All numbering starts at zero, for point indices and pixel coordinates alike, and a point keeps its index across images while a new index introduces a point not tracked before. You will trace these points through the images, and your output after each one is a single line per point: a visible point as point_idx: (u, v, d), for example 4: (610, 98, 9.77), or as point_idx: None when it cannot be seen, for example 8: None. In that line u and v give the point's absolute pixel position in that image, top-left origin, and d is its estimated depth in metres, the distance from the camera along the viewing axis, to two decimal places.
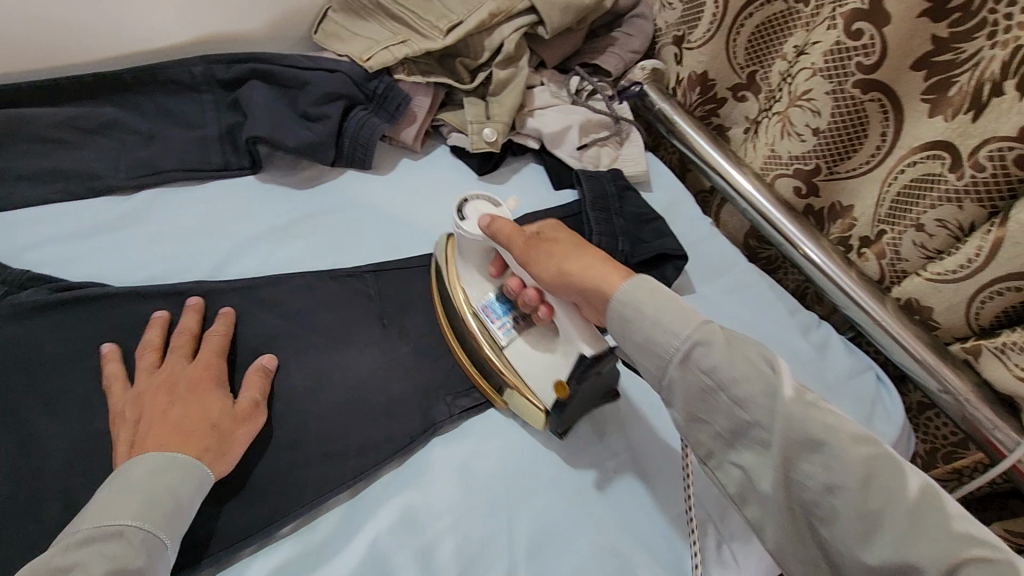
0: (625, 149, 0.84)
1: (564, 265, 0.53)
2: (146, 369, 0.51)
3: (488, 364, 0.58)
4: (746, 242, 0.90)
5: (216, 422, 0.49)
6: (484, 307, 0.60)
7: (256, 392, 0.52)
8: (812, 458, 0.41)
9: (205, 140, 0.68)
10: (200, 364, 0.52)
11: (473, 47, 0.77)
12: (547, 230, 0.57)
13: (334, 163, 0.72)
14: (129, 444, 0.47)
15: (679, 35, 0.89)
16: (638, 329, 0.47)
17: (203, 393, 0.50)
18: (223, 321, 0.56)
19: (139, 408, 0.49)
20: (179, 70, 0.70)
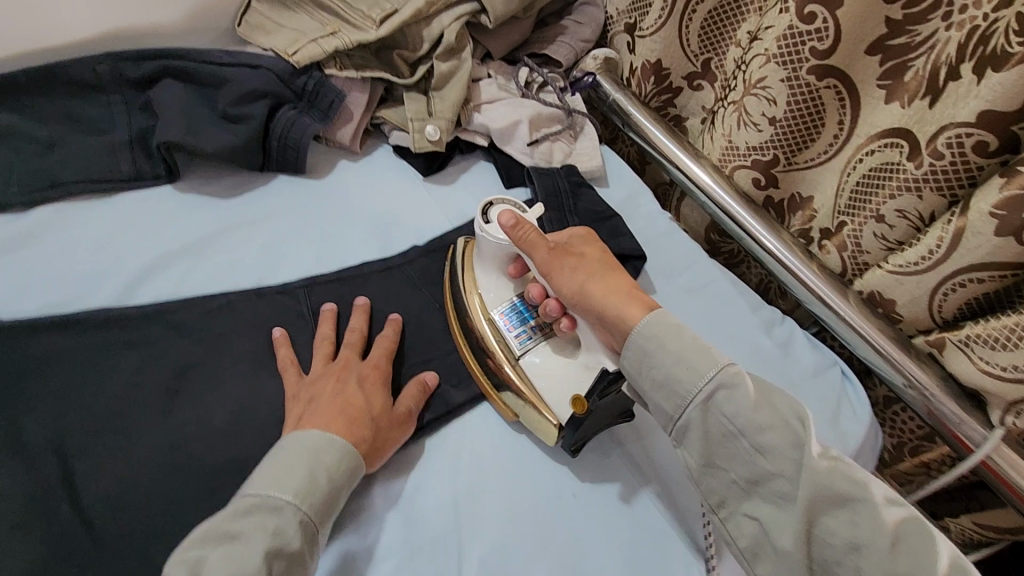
0: (580, 143, 0.80)
1: (587, 285, 0.54)
2: (320, 360, 0.53)
3: (500, 375, 0.56)
4: (707, 236, 0.88)
5: (367, 421, 0.50)
6: (501, 313, 0.58)
7: (412, 400, 0.54)
8: (831, 509, 0.42)
9: (114, 147, 0.61)
10: (372, 364, 0.54)
11: (411, 38, 0.71)
12: (573, 246, 0.58)
13: (263, 169, 0.67)
14: (299, 420, 0.48)
15: (631, 23, 0.85)
16: (657, 367, 0.48)
17: (368, 390, 0.52)
18: (392, 327, 0.58)
19: (311, 394, 0.50)
20: (82, 70, 0.63)
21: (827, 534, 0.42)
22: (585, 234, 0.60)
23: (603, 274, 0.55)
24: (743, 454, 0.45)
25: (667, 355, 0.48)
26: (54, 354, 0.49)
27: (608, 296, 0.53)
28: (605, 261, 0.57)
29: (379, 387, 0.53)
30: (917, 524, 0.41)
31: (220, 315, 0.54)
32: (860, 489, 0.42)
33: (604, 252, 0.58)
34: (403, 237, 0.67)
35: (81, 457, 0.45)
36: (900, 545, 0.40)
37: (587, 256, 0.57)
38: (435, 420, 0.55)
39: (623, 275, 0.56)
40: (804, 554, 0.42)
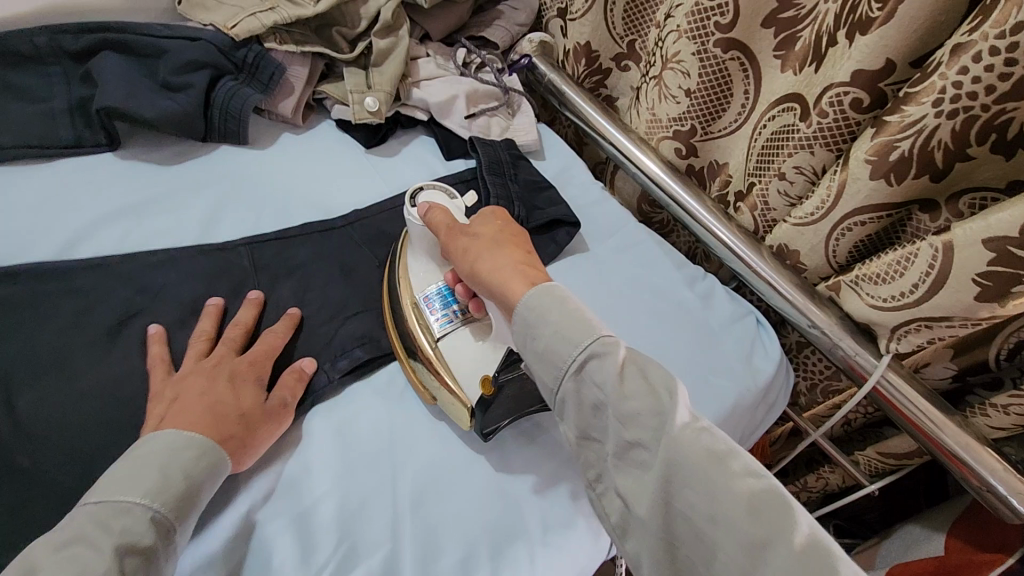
0: (517, 119, 0.85)
1: (475, 266, 0.55)
2: (192, 356, 0.51)
3: (410, 334, 0.57)
4: (639, 208, 0.94)
5: (241, 412, 0.48)
6: (425, 297, 0.58)
7: (292, 393, 0.52)
8: (691, 487, 0.42)
9: (53, 114, 0.63)
10: (247, 361, 0.52)
11: (349, 16, 0.75)
12: (475, 223, 0.59)
13: (204, 139, 0.69)
14: (157, 418, 0.46)
15: (563, 8, 0.91)
16: (539, 332, 0.50)
17: (239, 389, 0.49)
18: (284, 323, 0.56)
19: (179, 391, 0.48)
20: (18, 41, 0.64)
21: (683, 508, 0.43)
22: (493, 217, 0.60)
23: (495, 256, 0.55)
24: (614, 419, 0.46)
25: (550, 326, 0.49)
26: None
27: (494, 279, 0.54)
28: (507, 245, 0.57)
29: (255, 382, 0.51)
30: (767, 495, 0.41)
31: (162, 268, 0.56)
32: (712, 454, 0.43)
33: (505, 231, 0.59)
34: (344, 203, 0.70)
35: (19, 394, 0.46)
36: (754, 516, 0.40)
37: (485, 240, 0.57)
38: (373, 361, 0.58)
39: (518, 258, 0.55)
40: (658, 514, 0.43)
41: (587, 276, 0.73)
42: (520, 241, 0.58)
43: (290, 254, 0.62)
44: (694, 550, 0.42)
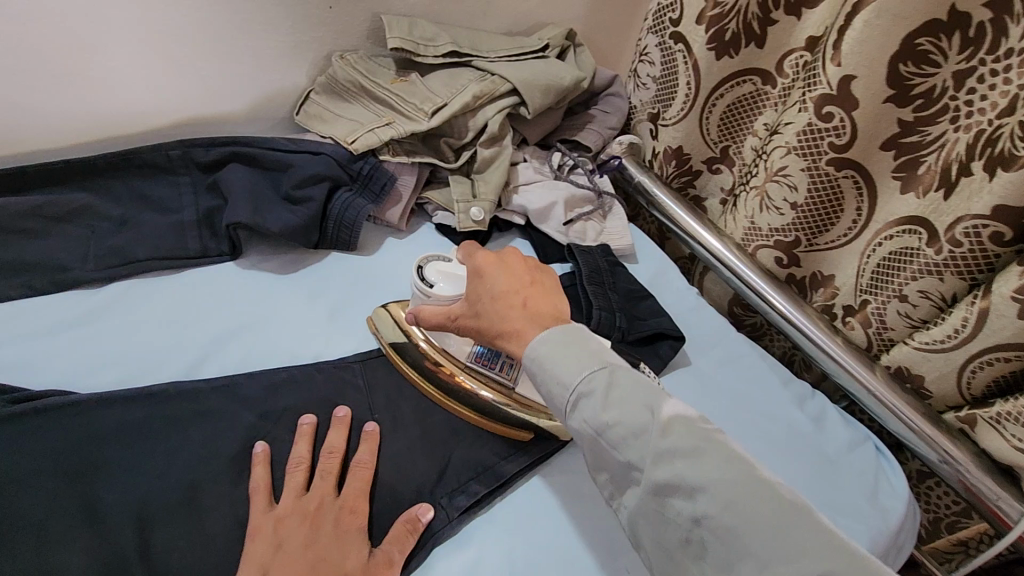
0: (610, 223, 0.85)
1: (493, 332, 0.54)
2: (293, 490, 0.49)
3: (431, 367, 0.60)
4: (730, 309, 0.91)
5: (348, 573, 0.45)
6: (474, 357, 0.60)
7: (398, 548, 0.48)
8: (678, 492, 0.41)
9: (183, 226, 0.65)
10: (349, 503, 0.49)
11: (457, 127, 0.77)
12: (488, 267, 0.57)
13: (317, 247, 0.70)
14: (261, 573, 0.44)
15: (655, 112, 0.92)
16: (540, 376, 0.49)
17: (345, 539, 0.47)
18: (368, 446, 0.53)
19: (281, 536, 0.46)
20: (155, 155, 0.68)
21: (675, 511, 0.41)
22: (481, 275, 0.56)
23: (491, 324, 0.54)
24: (608, 441, 0.45)
25: (545, 371, 0.49)
26: (126, 427, 0.50)
27: (501, 344, 0.53)
28: (493, 312, 0.54)
29: (358, 532, 0.48)
30: (753, 480, 0.41)
31: (285, 387, 0.56)
32: (700, 455, 0.42)
33: (510, 273, 0.56)
34: None
35: (156, 531, 0.46)
36: (777, 520, 0.39)
37: (477, 309, 0.55)
38: (491, 496, 0.55)
39: (506, 325, 0.53)
40: (680, 524, 0.41)
41: (693, 394, 0.70)
42: (511, 291, 0.54)
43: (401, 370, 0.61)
44: (688, 552, 0.41)
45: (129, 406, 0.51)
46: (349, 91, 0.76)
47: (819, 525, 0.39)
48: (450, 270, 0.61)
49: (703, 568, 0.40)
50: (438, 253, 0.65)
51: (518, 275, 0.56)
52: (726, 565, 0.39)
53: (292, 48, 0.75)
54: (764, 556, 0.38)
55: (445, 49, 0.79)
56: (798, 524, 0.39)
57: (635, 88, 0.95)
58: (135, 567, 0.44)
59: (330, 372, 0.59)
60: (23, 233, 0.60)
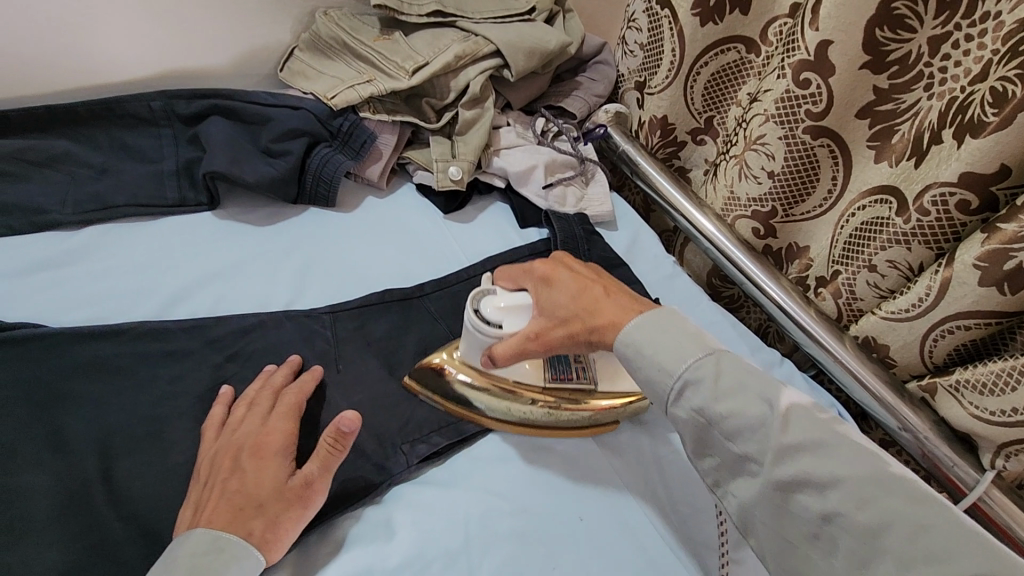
0: (591, 189, 0.85)
1: (594, 333, 0.50)
2: (226, 426, 0.50)
3: (454, 386, 0.58)
4: (709, 280, 0.91)
5: (263, 502, 0.45)
6: (553, 377, 0.58)
7: (318, 464, 0.47)
8: (806, 487, 0.40)
9: (162, 175, 0.67)
10: (269, 430, 0.49)
11: (439, 88, 0.77)
12: (553, 269, 0.55)
13: (295, 201, 0.71)
14: (195, 508, 0.45)
15: (641, 81, 0.92)
16: (637, 365, 0.47)
17: (268, 465, 0.47)
18: (303, 379, 0.54)
19: (208, 470, 0.47)
20: (137, 105, 0.69)
21: (803, 507, 0.41)
22: (548, 281, 0.54)
23: (585, 324, 0.51)
24: (718, 432, 0.44)
25: (645, 355, 0.47)
26: (95, 362, 0.51)
27: (603, 338, 0.50)
28: (585, 309, 0.51)
29: (278, 455, 0.47)
30: (885, 478, 0.39)
31: (254, 333, 0.58)
32: (825, 450, 0.41)
33: (578, 277, 0.54)
34: (420, 270, 0.71)
35: (118, 460, 0.47)
36: (923, 520, 0.37)
37: (563, 317, 0.52)
38: (450, 447, 0.56)
39: (601, 317, 0.50)
40: (810, 518, 0.40)
41: None
42: (590, 286, 0.52)
43: (369, 323, 0.63)
44: (817, 547, 0.41)
45: (98, 343, 0.52)
46: (332, 49, 0.77)
47: (954, 517, 0.38)
48: (506, 299, 0.55)
49: (832, 562, 0.40)
50: (479, 289, 0.57)
51: (588, 274, 0.55)
52: (860, 564, 0.38)
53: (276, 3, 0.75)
54: (905, 557, 0.37)
55: (429, 7, 0.79)
56: (934, 523, 0.37)
57: (622, 56, 0.94)
58: (96, 494, 0.46)
59: (299, 322, 0.60)
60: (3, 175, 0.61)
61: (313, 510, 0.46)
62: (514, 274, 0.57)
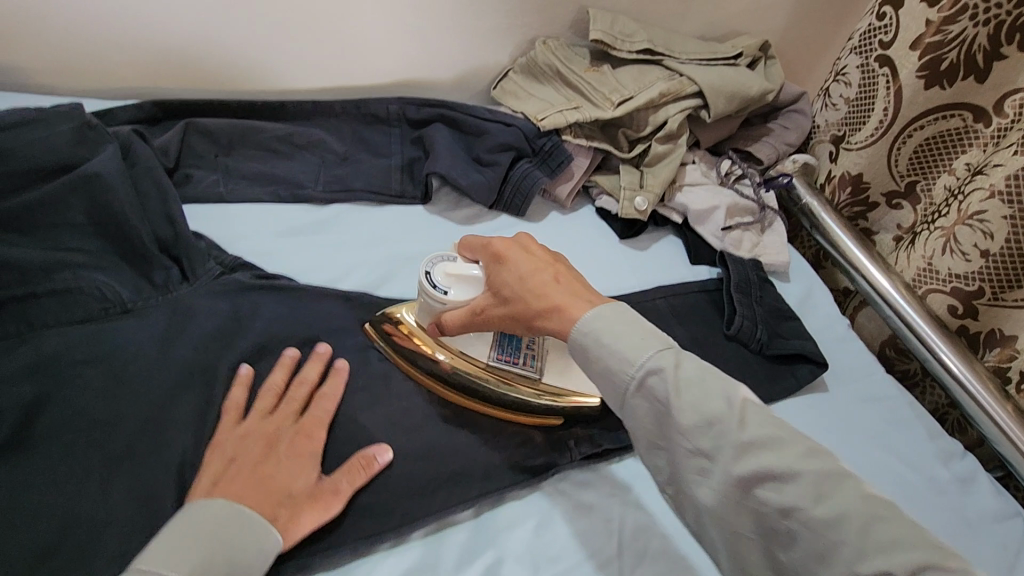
0: (767, 237, 0.84)
1: (535, 320, 0.50)
2: (258, 412, 0.51)
3: (433, 358, 0.58)
4: (881, 350, 0.86)
5: (292, 493, 0.47)
6: (495, 356, 0.58)
7: (347, 481, 0.50)
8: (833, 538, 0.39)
9: (390, 169, 0.77)
10: (306, 432, 0.51)
11: (637, 121, 0.81)
12: (507, 245, 0.54)
13: (491, 207, 0.78)
14: (211, 481, 0.46)
15: (839, 135, 0.89)
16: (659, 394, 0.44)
17: (296, 463, 0.49)
18: (333, 382, 0.55)
19: (237, 451, 0.48)
20: (379, 107, 0.80)
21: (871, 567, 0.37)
22: (501, 259, 0.54)
23: (528, 306, 0.50)
24: (671, 425, 0.44)
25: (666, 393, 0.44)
26: (330, 317, 0.61)
27: (546, 324, 0.50)
28: (529, 296, 0.50)
29: (311, 456, 0.50)
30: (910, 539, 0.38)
31: None
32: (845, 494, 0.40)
33: (536, 259, 0.53)
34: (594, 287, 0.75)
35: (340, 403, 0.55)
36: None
37: (509, 296, 0.52)
38: (610, 453, 0.59)
39: (546, 302, 0.49)
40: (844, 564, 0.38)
41: (824, 419, 0.68)
42: (541, 275, 0.51)
43: None
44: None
45: (334, 303, 0.62)
46: (545, 74, 0.84)
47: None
48: (462, 271, 0.56)
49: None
50: (444, 253, 0.59)
51: (541, 255, 0.53)
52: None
53: (505, 29, 0.83)
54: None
55: (641, 45, 0.83)
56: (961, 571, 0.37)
57: (822, 107, 0.92)
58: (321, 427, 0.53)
59: None
60: (275, 152, 0.74)
61: (329, 518, 0.48)
62: (474, 245, 0.57)
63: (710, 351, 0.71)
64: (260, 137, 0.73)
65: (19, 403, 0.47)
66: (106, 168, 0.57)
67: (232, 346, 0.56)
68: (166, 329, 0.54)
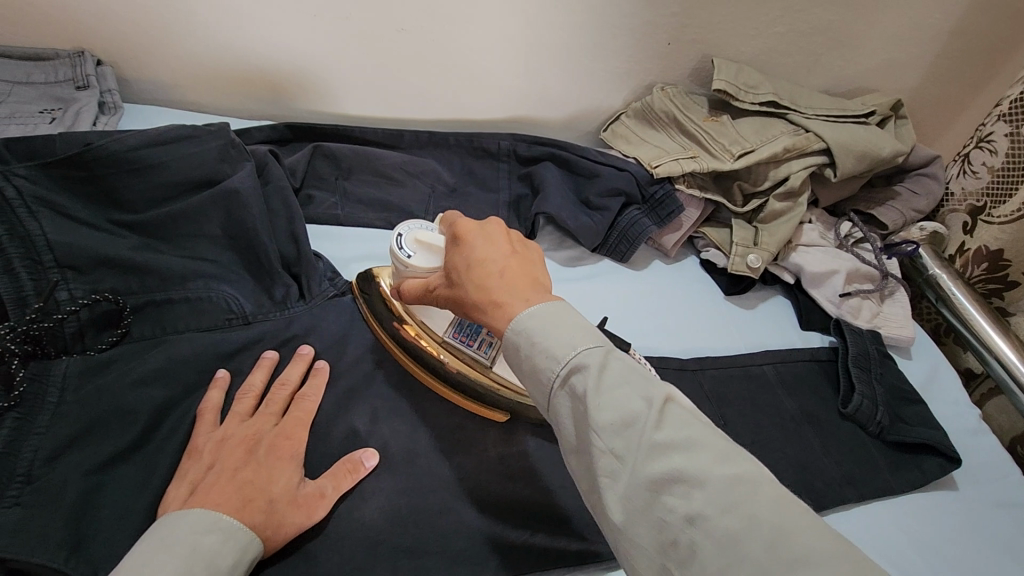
0: (889, 307, 0.77)
1: (467, 302, 0.44)
2: (236, 416, 0.49)
3: (385, 316, 0.58)
4: (1012, 444, 0.79)
5: (274, 499, 0.44)
6: (452, 333, 0.56)
7: (331, 483, 0.47)
8: (678, 486, 0.33)
9: (498, 204, 0.77)
10: (286, 431, 0.49)
11: (756, 174, 0.78)
12: (471, 228, 0.46)
13: (594, 250, 0.77)
14: (189, 489, 0.44)
15: (978, 206, 0.82)
16: (521, 348, 0.40)
17: (276, 465, 0.47)
18: (315, 384, 0.53)
19: (215, 457, 0.46)
20: (491, 141, 0.81)
21: (667, 511, 0.33)
22: (457, 241, 0.46)
23: (471, 301, 0.43)
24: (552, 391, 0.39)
25: (531, 341, 0.40)
26: None
27: (479, 318, 0.43)
28: (470, 286, 0.43)
29: (290, 459, 0.47)
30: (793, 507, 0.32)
31: None
32: (697, 447, 0.34)
33: (500, 242, 0.45)
34: (697, 344, 0.71)
35: (439, 441, 0.54)
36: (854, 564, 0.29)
37: (458, 294, 0.45)
38: None
39: (486, 296, 0.42)
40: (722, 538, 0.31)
41: (952, 522, 0.61)
42: (492, 260, 0.44)
43: None
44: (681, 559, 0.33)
45: None
46: (660, 120, 0.82)
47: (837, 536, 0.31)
48: (428, 237, 0.53)
49: None
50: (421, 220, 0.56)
51: (501, 242, 0.45)
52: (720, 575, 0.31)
53: (623, 73, 0.82)
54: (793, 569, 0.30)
55: (765, 97, 0.80)
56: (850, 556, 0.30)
57: (959, 174, 0.85)
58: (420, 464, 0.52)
59: None
60: (389, 178, 0.76)
61: (308, 524, 0.45)
62: (450, 222, 0.51)
63: (826, 431, 0.65)
64: (377, 163, 0.75)
65: (151, 406, 0.48)
66: (245, 185, 0.60)
67: (341, 370, 0.56)
68: (282, 344, 0.56)
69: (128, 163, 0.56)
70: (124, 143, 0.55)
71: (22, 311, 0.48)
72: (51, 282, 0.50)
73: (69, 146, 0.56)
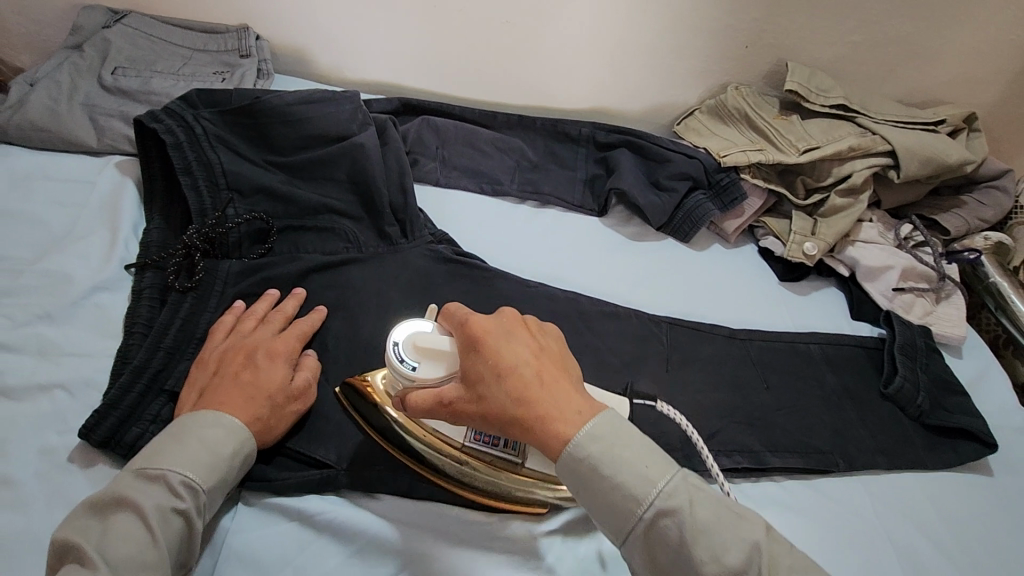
0: (942, 307, 0.80)
1: (554, 433, 0.45)
2: (238, 331, 0.57)
3: (399, 435, 0.55)
4: None
5: (273, 396, 0.52)
6: (473, 439, 0.54)
7: (311, 373, 0.57)
8: None
9: (575, 181, 0.86)
10: (282, 340, 0.57)
11: (819, 170, 0.83)
12: (494, 329, 0.49)
13: (658, 229, 0.84)
14: (198, 393, 0.52)
15: None
16: (598, 483, 0.44)
17: (272, 366, 0.55)
18: (313, 317, 0.61)
19: (219, 365, 0.54)
20: (574, 127, 0.89)
21: None
22: (500, 369, 0.47)
23: (535, 429, 0.45)
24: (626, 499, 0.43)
25: (616, 473, 0.44)
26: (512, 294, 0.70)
27: (527, 434, 0.46)
28: (511, 396, 0.46)
29: (281, 361, 0.55)
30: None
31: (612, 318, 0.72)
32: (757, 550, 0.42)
33: (531, 342, 0.49)
34: (747, 319, 0.77)
35: None
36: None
37: (496, 411, 0.47)
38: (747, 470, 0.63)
39: (535, 411, 0.46)
40: None
41: (982, 503, 0.64)
42: (521, 368, 0.47)
43: (697, 346, 0.71)
44: None
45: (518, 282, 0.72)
46: (732, 116, 0.89)
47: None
48: (428, 343, 0.52)
49: None
50: (415, 321, 0.55)
51: (526, 350, 0.48)
52: None
53: (700, 72, 0.90)
54: None
55: (836, 100, 0.85)
56: None
57: None
58: None
59: (643, 321, 0.72)
60: (482, 151, 0.86)
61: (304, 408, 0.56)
62: (453, 316, 0.52)
63: (863, 408, 0.69)
64: (473, 138, 0.86)
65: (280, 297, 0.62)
66: (368, 141, 0.72)
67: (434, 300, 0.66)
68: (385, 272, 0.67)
69: (283, 116, 0.70)
70: (282, 100, 0.70)
71: (204, 220, 0.64)
72: (223, 200, 0.65)
73: (242, 99, 0.70)
